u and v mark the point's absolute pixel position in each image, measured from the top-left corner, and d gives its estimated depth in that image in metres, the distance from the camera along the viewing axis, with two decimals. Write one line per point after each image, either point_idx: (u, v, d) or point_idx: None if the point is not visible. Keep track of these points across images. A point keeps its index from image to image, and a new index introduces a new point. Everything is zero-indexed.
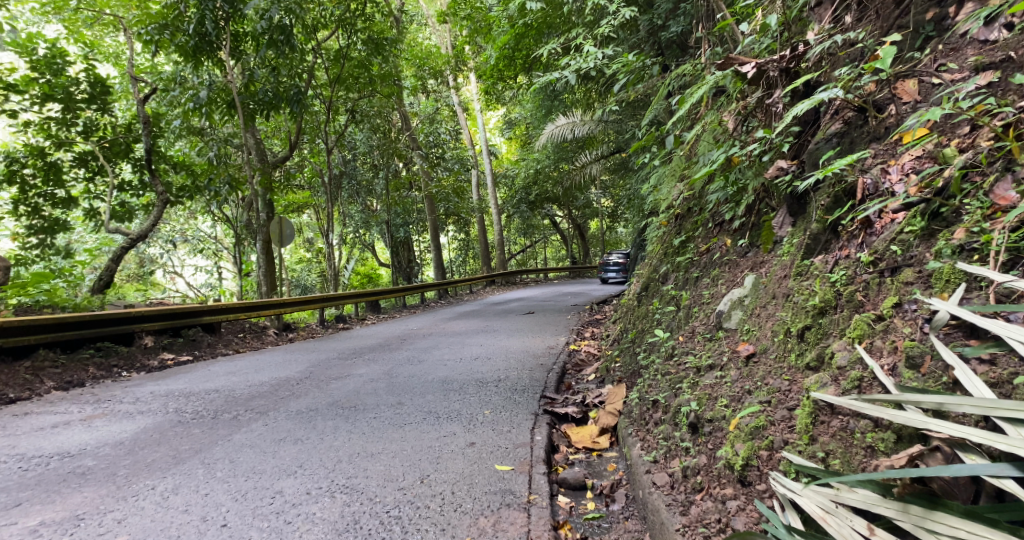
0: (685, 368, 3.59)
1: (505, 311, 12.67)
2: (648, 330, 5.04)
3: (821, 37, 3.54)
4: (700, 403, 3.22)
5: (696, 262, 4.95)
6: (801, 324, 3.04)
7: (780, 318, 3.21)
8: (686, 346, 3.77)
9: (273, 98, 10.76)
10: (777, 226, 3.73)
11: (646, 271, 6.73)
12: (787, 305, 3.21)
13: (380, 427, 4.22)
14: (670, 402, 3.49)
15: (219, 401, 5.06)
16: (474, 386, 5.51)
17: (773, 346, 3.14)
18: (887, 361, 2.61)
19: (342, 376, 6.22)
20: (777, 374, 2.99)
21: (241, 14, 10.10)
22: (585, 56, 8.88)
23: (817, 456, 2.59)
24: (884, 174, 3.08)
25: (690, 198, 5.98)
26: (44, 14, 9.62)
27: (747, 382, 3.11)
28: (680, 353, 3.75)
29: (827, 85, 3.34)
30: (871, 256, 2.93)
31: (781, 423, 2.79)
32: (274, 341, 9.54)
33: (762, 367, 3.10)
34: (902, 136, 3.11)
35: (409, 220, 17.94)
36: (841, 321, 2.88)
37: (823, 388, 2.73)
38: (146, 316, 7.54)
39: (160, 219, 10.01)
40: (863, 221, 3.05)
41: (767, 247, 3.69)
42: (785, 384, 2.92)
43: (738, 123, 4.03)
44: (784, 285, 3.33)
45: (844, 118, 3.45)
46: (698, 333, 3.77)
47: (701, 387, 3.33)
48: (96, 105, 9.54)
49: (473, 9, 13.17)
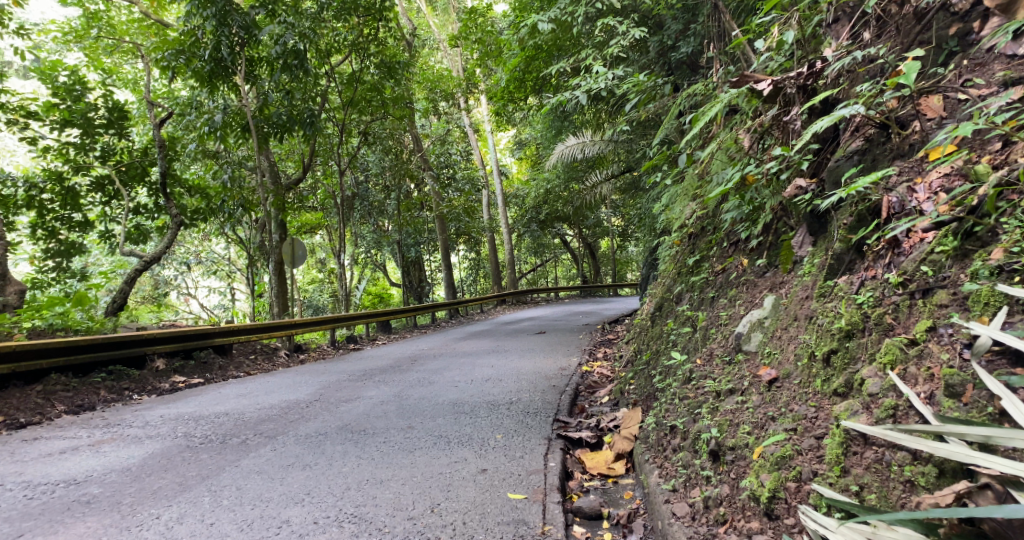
0: (703, 393, 3.49)
1: (516, 330, 12.59)
2: (663, 351, 4.95)
3: (841, 52, 3.47)
4: (721, 430, 3.12)
5: (711, 282, 4.87)
6: (827, 348, 2.94)
7: (804, 341, 3.11)
8: (704, 369, 3.67)
9: (287, 122, 10.79)
10: (797, 245, 3.63)
11: (660, 291, 6.66)
12: (811, 328, 3.11)
13: (390, 452, 4.13)
14: (689, 428, 3.39)
15: (228, 425, 4.99)
16: (485, 409, 5.42)
17: (797, 370, 3.05)
18: (923, 389, 2.50)
19: (352, 398, 6.15)
20: (802, 401, 2.90)
21: (256, 40, 10.22)
22: (595, 77, 8.88)
23: (850, 489, 2.49)
24: (909, 192, 2.99)
25: (704, 217, 5.91)
26: (66, 43, 9.78)
27: (770, 407, 3.01)
28: (698, 377, 3.65)
29: (848, 102, 3.27)
30: (900, 277, 2.83)
31: (809, 453, 2.68)
32: (285, 363, 9.49)
33: (785, 393, 3.00)
34: (928, 152, 3.02)
35: (420, 240, 17.96)
36: (870, 345, 2.79)
37: (854, 416, 2.63)
38: (159, 338, 7.51)
39: (173, 241, 10.02)
40: (890, 240, 2.96)
41: (787, 267, 3.59)
42: (811, 411, 2.82)
43: (753, 142, 3.92)
44: (806, 307, 3.24)
45: (865, 134, 3.37)
46: (717, 355, 3.67)
47: (722, 412, 3.23)
48: (114, 130, 9.62)
49: (485, 32, 13.27)
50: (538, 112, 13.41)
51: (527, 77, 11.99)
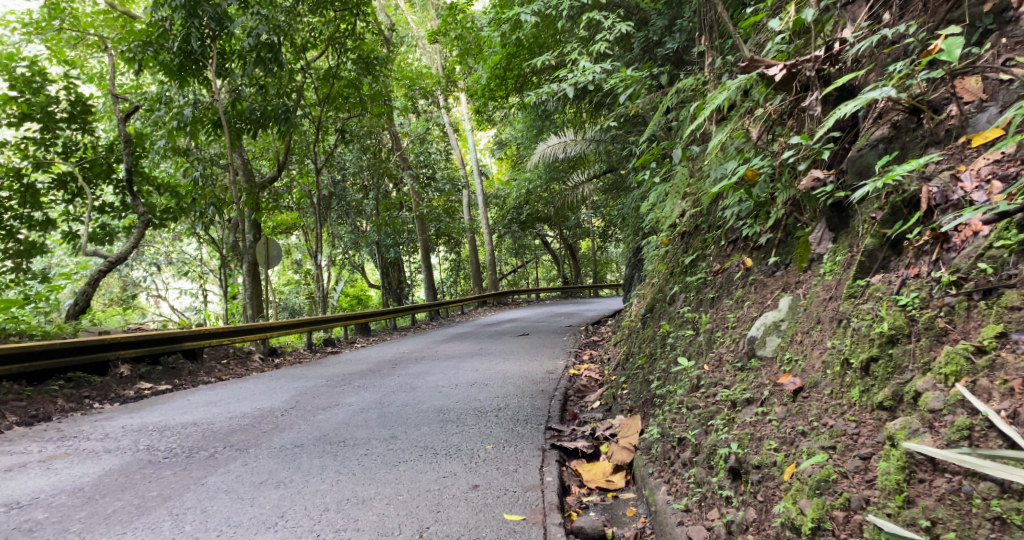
0: (715, 402, 3.25)
1: (499, 332, 12.32)
2: (661, 355, 4.72)
3: (863, 32, 3.33)
4: (742, 445, 2.90)
5: (710, 282, 4.66)
6: (865, 355, 2.71)
7: (833, 347, 2.89)
8: (713, 376, 3.42)
9: (260, 117, 10.41)
10: (815, 242, 3.43)
11: (649, 291, 6.44)
12: (841, 332, 2.89)
13: (372, 466, 3.83)
14: (701, 441, 3.15)
15: (195, 437, 4.66)
16: (472, 416, 5.13)
17: (826, 377, 2.83)
18: (1003, 406, 2.27)
19: (330, 405, 5.82)
20: (839, 414, 2.67)
21: (227, 32, 9.85)
22: (580, 72, 8.62)
23: (919, 524, 2.24)
24: (954, 180, 2.77)
25: (698, 215, 5.67)
26: (27, 35, 9.33)
27: (798, 421, 2.79)
28: (707, 385, 3.41)
29: (875, 85, 3.09)
30: (953, 276, 2.61)
31: (856, 476, 2.45)
32: (259, 368, 9.12)
33: (816, 404, 2.78)
34: (972, 138, 2.82)
35: (399, 241, 17.61)
36: (919, 352, 2.56)
37: (917, 436, 2.38)
38: (123, 343, 7.15)
39: (140, 241, 9.57)
40: (937, 234, 2.72)
41: (802, 266, 3.39)
42: (852, 426, 2.60)
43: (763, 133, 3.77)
44: (831, 308, 3.03)
45: (891, 121, 3.18)
46: (727, 361, 3.43)
47: (740, 425, 3.00)
48: (77, 125, 9.21)
49: (464, 29, 12.99)
50: (520, 111, 13.15)
51: (508, 75, 11.70)
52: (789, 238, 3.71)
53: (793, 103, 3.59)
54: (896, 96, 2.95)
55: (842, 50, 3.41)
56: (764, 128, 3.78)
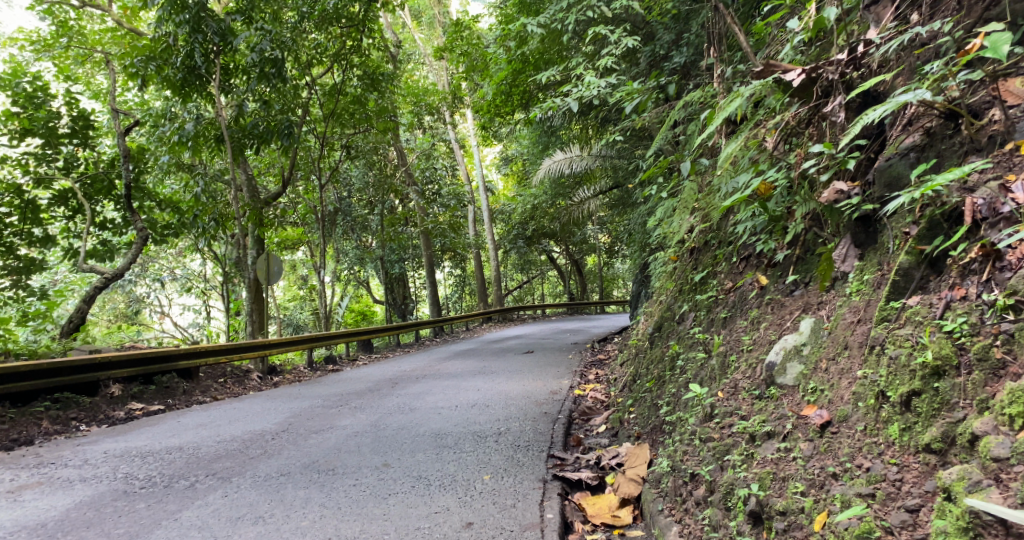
0: (731, 434, 3.00)
1: (503, 349, 12.07)
2: (670, 378, 4.47)
3: (889, 32, 3.14)
4: (762, 486, 2.66)
5: (723, 302, 4.43)
6: (905, 389, 2.48)
7: (864, 378, 2.66)
8: (728, 405, 3.18)
9: (263, 133, 10.26)
10: (839, 259, 3.16)
11: (657, 309, 6.19)
12: (874, 361, 2.66)
13: (359, 500, 3.67)
14: (716, 478, 2.90)
15: (179, 462, 4.50)
16: (471, 441, 4.91)
17: (857, 410, 2.61)
18: None
19: (324, 428, 5.61)
20: (876, 455, 2.45)
21: (231, 47, 9.70)
22: (586, 86, 8.43)
23: None
24: (1003, 191, 2.54)
25: (708, 231, 5.44)
26: (34, 52, 9.27)
27: (828, 461, 2.56)
28: (721, 414, 3.16)
29: (908, 87, 2.87)
30: (1009, 300, 2.37)
31: (903, 532, 2.23)
32: (257, 386, 8.89)
33: (846, 441, 2.56)
34: (1021, 144, 2.59)
35: (404, 256, 17.39)
36: (970, 387, 2.34)
37: (980, 489, 2.16)
38: (115, 363, 6.96)
39: (139, 257, 9.36)
40: (989, 252, 2.49)
41: (824, 285, 3.14)
42: (893, 470, 2.37)
43: (778, 144, 3.54)
44: (859, 333, 2.79)
45: (925, 127, 2.95)
46: (743, 389, 3.20)
47: (760, 462, 2.76)
48: (78, 141, 9.09)
49: (471, 45, 12.85)
50: (526, 127, 12.98)
51: (514, 91, 11.51)
52: (808, 254, 3.47)
53: (813, 110, 3.40)
54: (932, 99, 2.74)
55: (867, 53, 3.22)
56: (782, 138, 3.55)
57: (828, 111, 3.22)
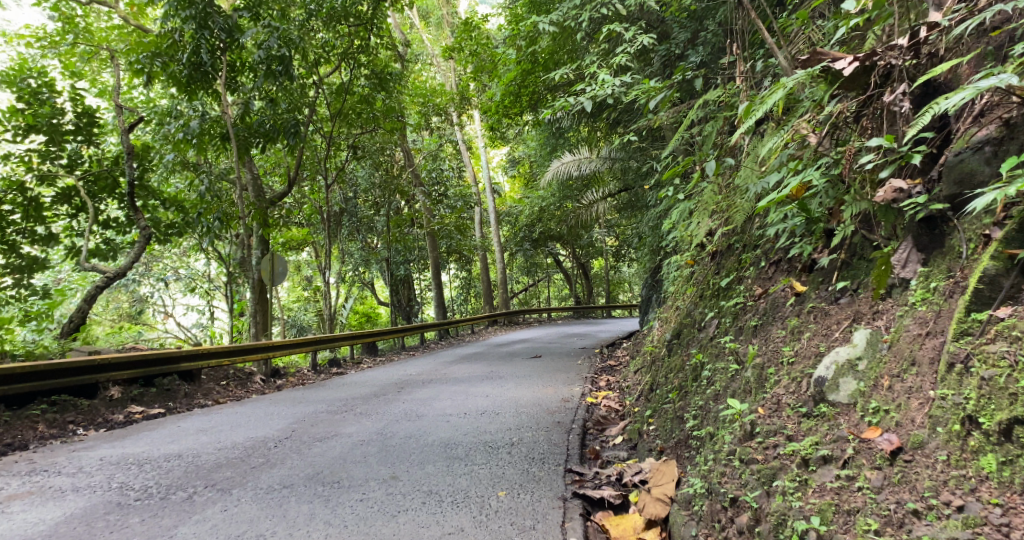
0: (778, 457, 2.87)
1: (511, 353, 11.84)
2: (694, 391, 4.22)
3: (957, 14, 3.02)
4: (823, 520, 2.53)
5: (752, 308, 4.21)
6: (1005, 416, 2.34)
7: (943, 399, 2.53)
8: (771, 423, 3.04)
9: (269, 130, 10.05)
10: (898, 264, 3.05)
11: (675, 316, 5.98)
12: (955, 382, 2.53)
13: (366, 517, 3.44)
14: (763, 507, 2.76)
15: (177, 472, 4.27)
16: (482, 452, 4.68)
17: (935, 437, 2.49)
18: None
19: (328, 435, 5.37)
20: (969, 492, 2.31)
21: (239, 44, 9.51)
22: (599, 85, 8.18)
23: None
24: None
25: (731, 234, 5.17)
26: (39, 49, 9.07)
27: (906, 494, 2.42)
28: (764, 432, 3.03)
29: (987, 72, 2.74)
30: None
31: None
32: (261, 389, 8.68)
33: (925, 471, 2.43)
34: None
35: (409, 258, 17.14)
36: None
37: None
38: (116, 364, 6.76)
39: (142, 256, 9.13)
40: None
41: (879, 292, 3.05)
42: (995, 513, 2.23)
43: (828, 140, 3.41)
44: (929, 347, 2.70)
45: (1004, 117, 2.81)
46: (787, 406, 3.06)
47: (819, 491, 2.63)
48: (83, 137, 8.89)
49: (480, 45, 12.64)
50: (534, 128, 12.72)
51: (523, 92, 11.25)
52: (855, 260, 3.37)
53: (873, 100, 3.26)
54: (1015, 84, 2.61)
55: (930, 38, 3.09)
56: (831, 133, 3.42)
57: (889, 101, 3.11)
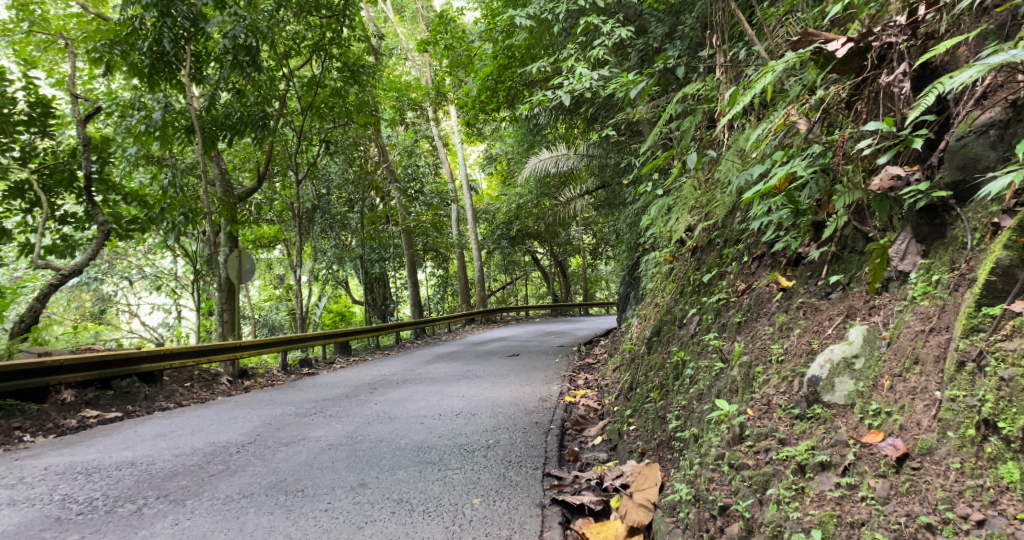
0: (770, 462, 2.76)
1: (488, 351, 11.64)
2: (676, 390, 4.08)
3: None
4: (826, 532, 2.41)
5: (734, 304, 4.09)
6: None
7: (953, 402, 2.42)
8: (762, 425, 2.91)
9: (236, 124, 9.71)
10: (897, 255, 2.93)
11: (653, 312, 5.83)
12: (967, 383, 2.41)
13: (332, 530, 3.36)
14: (756, 516, 2.65)
15: (130, 485, 4.04)
16: (457, 455, 4.51)
17: (946, 443, 2.37)
18: None
19: (295, 440, 5.15)
20: (990, 505, 2.20)
21: (204, 33, 9.16)
22: (576, 78, 7.99)
23: None
24: None
25: (712, 229, 5.01)
26: None
27: (918, 506, 2.30)
28: (753, 435, 2.91)
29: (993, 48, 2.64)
30: None
31: None
32: (227, 391, 8.41)
33: (936, 481, 2.32)
34: None
35: (384, 255, 16.82)
36: None
37: None
38: (69, 367, 6.48)
39: (99, 253, 8.77)
40: None
41: (874, 286, 2.92)
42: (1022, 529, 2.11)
43: (820, 127, 3.32)
44: (935, 344, 2.58)
45: (1010, 100, 2.71)
46: (778, 407, 2.93)
47: (819, 501, 2.50)
48: (37, 129, 8.53)
49: (455, 39, 12.39)
50: (511, 124, 12.50)
51: (499, 87, 10.99)
52: (845, 253, 3.23)
53: (869, 83, 3.16)
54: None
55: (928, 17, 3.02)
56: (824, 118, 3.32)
57: (888, 82, 3.04)
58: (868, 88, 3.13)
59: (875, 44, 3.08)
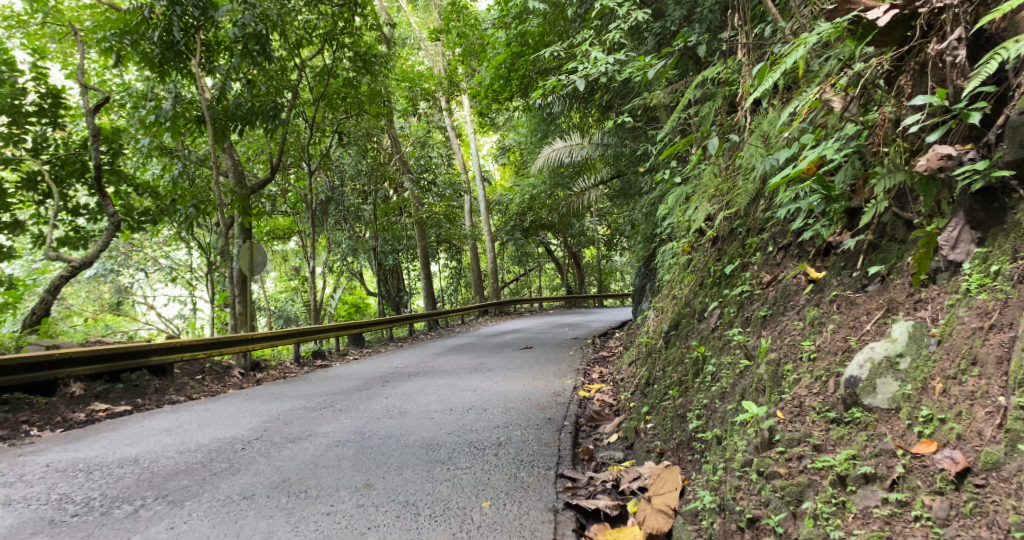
0: (803, 471, 2.58)
1: (501, 344, 11.45)
2: (696, 388, 3.87)
3: None
4: None
5: (759, 297, 3.87)
6: None
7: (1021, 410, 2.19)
8: (794, 430, 2.72)
9: (247, 114, 9.57)
10: (946, 243, 2.73)
11: (670, 306, 5.61)
12: None
13: (332, 536, 3.21)
14: (790, 531, 2.47)
15: (129, 485, 3.90)
16: (466, 453, 4.33)
17: (1015, 458, 2.14)
18: None
19: (301, 436, 4.99)
20: None
21: (214, 22, 8.97)
22: (592, 63, 7.73)
23: None
24: None
25: (734, 217, 4.77)
26: (5, 28, 8.57)
27: (984, 531, 2.09)
28: (784, 440, 2.72)
29: None
30: None
31: None
32: (238, 384, 8.29)
33: (1006, 502, 2.09)
34: None
35: (398, 247, 16.65)
36: None
37: None
38: (78, 360, 6.37)
39: (109, 245, 8.64)
40: None
41: (918, 278, 2.75)
42: None
43: (856, 105, 3.16)
44: (997, 344, 2.36)
45: None
46: (811, 411, 2.73)
47: (864, 519, 2.31)
48: (48, 120, 8.42)
49: (469, 27, 12.15)
50: (524, 113, 12.26)
51: (513, 76, 10.74)
52: (883, 241, 3.05)
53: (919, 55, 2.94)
54: None
55: None
56: (861, 96, 3.14)
57: (939, 51, 2.81)
58: (916, 58, 2.92)
59: (924, 9, 2.84)
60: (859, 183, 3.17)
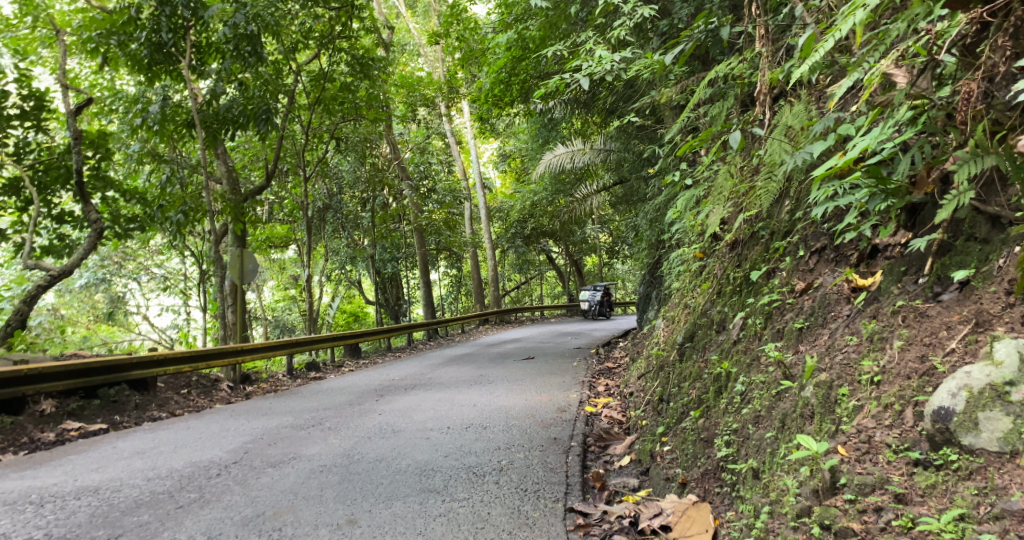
0: (889, 528, 2.23)
1: (503, 354, 10.97)
2: (720, 411, 3.42)
3: None
4: None
5: (790, 307, 3.45)
6: None
7: None
8: (866, 473, 2.39)
9: (239, 116, 8.99)
10: None
11: (682, 315, 5.16)
12: None
13: None
14: None
15: (82, 523, 3.45)
16: (463, 481, 3.87)
17: None
18: None
19: (282, 460, 4.51)
20: None
21: (204, 23, 8.50)
22: (596, 60, 7.23)
23: None
24: None
25: (755, 219, 4.31)
26: None
27: None
28: (856, 486, 2.38)
29: None
30: None
31: None
32: (226, 398, 7.82)
33: None
34: None
35: (397, 254, 16.18)
36: None
37: None
38: (51, 375, 5.92)
39: (92, 253, 8.17)
40: None
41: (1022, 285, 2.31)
42: None
43: (927, 78, 2.82)
44: None
45: None
46: (885, 448, 2.42)
47: None
48: (31, 123, 7.94)
49: (469, 30, 11.68)
50: (526, 119, 11.86)
51: (513, 81, 10.29)
52: (957, 242, 2.73)
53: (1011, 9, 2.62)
54: None
55: None
56: (931, 65, 2.79)
57: None
58: (1014, 13, 2.57)
59: None
60: (922, 173, 2.84)
